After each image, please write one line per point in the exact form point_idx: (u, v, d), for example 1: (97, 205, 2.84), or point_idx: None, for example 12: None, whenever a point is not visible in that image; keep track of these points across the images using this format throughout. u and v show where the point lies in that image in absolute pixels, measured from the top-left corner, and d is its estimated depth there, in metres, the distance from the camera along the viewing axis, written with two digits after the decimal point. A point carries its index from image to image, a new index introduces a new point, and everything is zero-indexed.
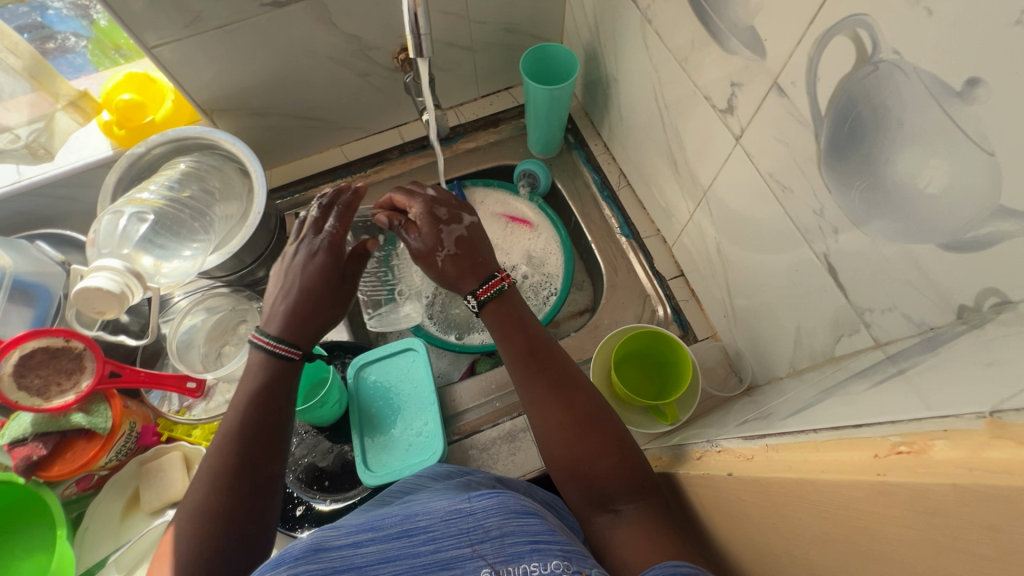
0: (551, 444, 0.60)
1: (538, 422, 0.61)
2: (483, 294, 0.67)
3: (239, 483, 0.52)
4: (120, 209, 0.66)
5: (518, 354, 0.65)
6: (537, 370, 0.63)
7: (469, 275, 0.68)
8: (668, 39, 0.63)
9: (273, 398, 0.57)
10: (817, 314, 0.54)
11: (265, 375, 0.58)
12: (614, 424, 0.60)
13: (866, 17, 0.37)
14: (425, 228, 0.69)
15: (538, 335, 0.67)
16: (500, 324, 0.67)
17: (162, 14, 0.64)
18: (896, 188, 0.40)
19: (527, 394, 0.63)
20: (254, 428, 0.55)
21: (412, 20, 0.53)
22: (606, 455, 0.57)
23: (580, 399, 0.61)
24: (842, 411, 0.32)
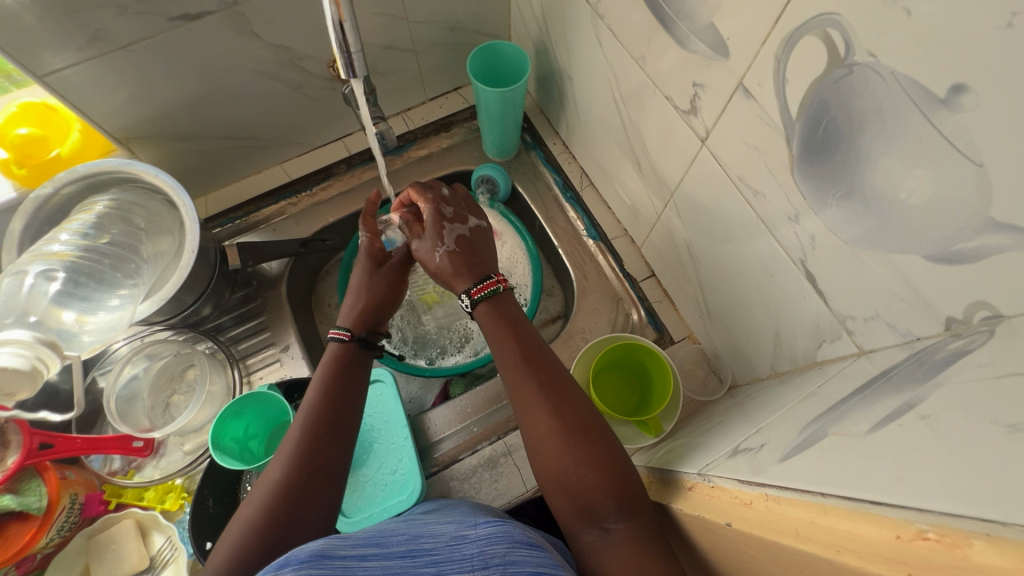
0: (539, 454, 0.55)
1: (526, 426, 0.56)
2: (477, 293, 0.64)
3: (314, 473, 0.54)
4: (23, 269, 0.58)
5: (508, 357, 0.60)
6: (526, 374, 0.58)
7: (463, 275, 0.67)
8: (621, 36, 0.60)
9: (346, 395, 0.60)
10: (797, 319, 0.52)
11: (340, 372, 0.62)
12: (605, 433, 0.54)
13: (837, 16, 0.34)
14: (429, 226, 0.69)
15: (531, 337, 0.62)
16: (492, 327, 0.63)
17: (51, 37, 0.56)
18: (875, 197, 0.37)
19: (518, 398, 0.58)
20: (328, 421, 0.57)
21: (339, 35, 0.46)
22: (595, 467, 0.51)
23: (570, 404, 0.56)
24: (845, 457, 0.29)
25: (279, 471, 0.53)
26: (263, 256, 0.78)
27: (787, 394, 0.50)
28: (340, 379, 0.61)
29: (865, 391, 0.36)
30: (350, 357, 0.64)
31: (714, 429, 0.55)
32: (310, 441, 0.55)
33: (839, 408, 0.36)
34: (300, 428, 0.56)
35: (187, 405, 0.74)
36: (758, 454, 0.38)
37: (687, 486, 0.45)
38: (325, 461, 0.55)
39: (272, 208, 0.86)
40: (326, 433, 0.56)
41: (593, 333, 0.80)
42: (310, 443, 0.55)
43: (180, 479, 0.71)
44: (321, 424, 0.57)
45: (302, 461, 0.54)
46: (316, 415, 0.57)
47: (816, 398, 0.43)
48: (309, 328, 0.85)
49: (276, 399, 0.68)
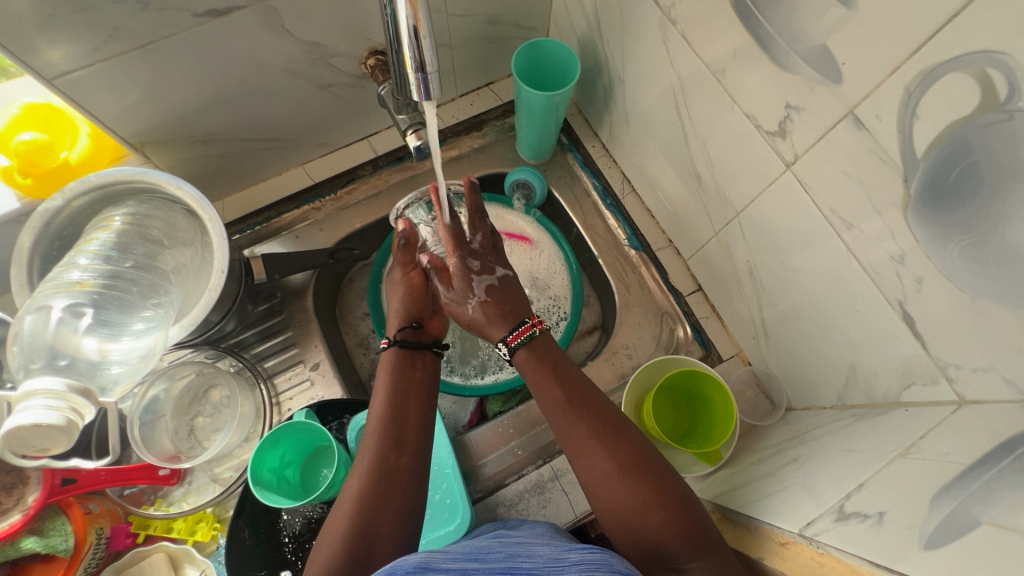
0: (598, 498, 0.51)
1: (580, 468, 0.53)
2: (514, 340, 0.60)
3: (396, 480, 0.51)
4: (45, 304, 0.53)
5: (551, 395, 0.57)
6: (573, 413, 0.55)
7: (498, 324, 0.62)
8: (695, 43, 0.55)
9: (414, 398, 0.58)
10: (882, 357, 0.50)
11: (403, 376, 0.59)
12: (664, 470, 0.51)
13: (1001, 56, 0.31)
14: (456, 278, 0.64)
15: (571, 373, 0.58)
16: (530, 365, 0.59)
17: (63, 34, 0.49)
18: (1017, 253, 0.34)
19: (566, 439, 0.55)
20: (400, 425, 0.55)
21: (414, 49, 0.39)
22: (660, 508, 0.48)
23: (624, 443, 0.53)
24: (1019, 559, 0.27)
25: (362, 480, 0.51)
26: (290, 268, 0.73)
27: (874, 438, 0.47)
28: (404, 382, 0.59)
29: (1001, 463, 0.34)
30: (408, 368, 0.61)
31: (786, 467, 0.53)
32: (387, 448, 0.53)
33: (972, 480, 0.34)
34: (373, 435, 0.54)
35: (215, 427, 0.71)
36: (880, 525, 0.35)
37: (780, 541, 0.43)
38: (405, 468, 0.53)
39: (294, 213, 0.80)
40: (401, 438, 0.54)
41: (637, 349, 0.77)
42: (388, 449, 0.53)
43: (211, 508, 0.67)
44: (394, 429, 0.55)
45: (382, 469, 0.52)
46: (388, 421, 0.55)
47: (924, 454, 0.40)
48: (336, 342, 0.81)
49: (313, 427, 0.64)
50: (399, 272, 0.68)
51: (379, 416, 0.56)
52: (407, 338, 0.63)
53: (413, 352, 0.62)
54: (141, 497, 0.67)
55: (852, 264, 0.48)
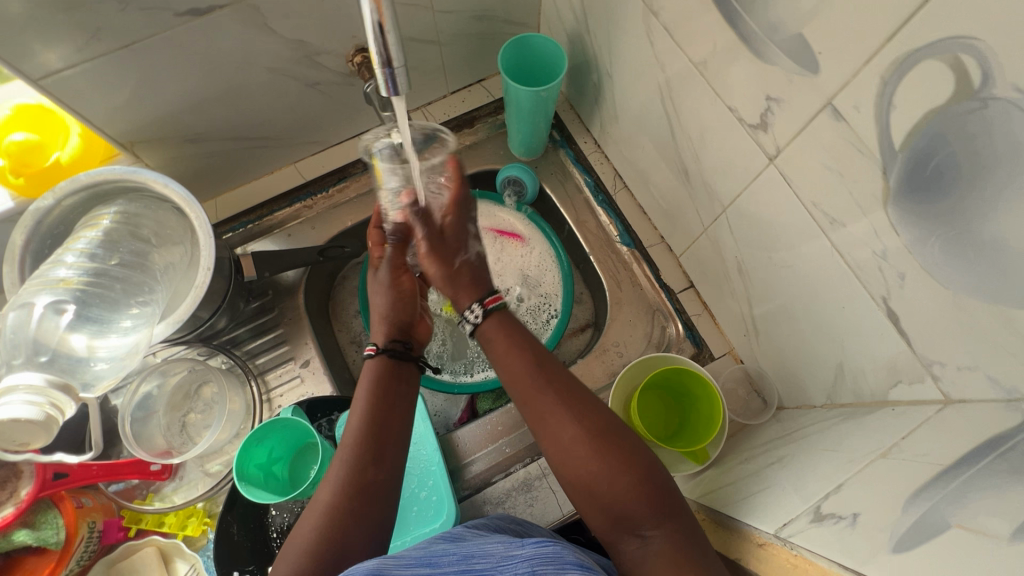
0: (563, 465, 0.51)
1: (547, 437, 0.52)
2: (490, 305, 0.61)
3: (368, 497, 0.51)
4: (28, 301, 0.53)
5: (516, 366, 0.56)
6: (539, 383, 0.55)
7: (471, 287, 0.63)
8: (677, 35, 0.54)
9: (395, 409, 0.57)
10: (868, 355, 0.49)
11: (385, 387, 0.58)
12: (631, 437, 0.51)
13: (973, 41, 0.30)
14: (450, 228, 0.65)
15: (537, 345, 0.58)
16: (496, 341, 0.59)
17: (47, 34, 0.50)
18: (996, 246, 0.33)
19: (532, 409, 0.54)
20: (381, 441, 0.54)
21: (379, 44, 0.39)
22: (627, 472, 0.48)
23: (590, 412, 0.52)
24: (984, 561, 0.26)
25: (335, 494, 0.50)
26: (279, 266, 0.74)
27: (858, 438, 0.46)
28: (387, 395, 0.58)
29: (978, 464, 0.33)
30: (391, 379, 0.60)
31: (772, 466, 0.52)
32: (364, 463, 0.52)
33: (948, 481, 0.33)
34: (350, 449, 0.53)
35: (206, 424, 0.71)
36: (853, 526, 0.34)
37: (758, 543, 0.42)
38: (381, 484, 0.52)
39: (286, 211, 0.80)
40: (380, 453, 0.54)
41: (628, 347, 0.77)
42: (365, 465, 0.52)
43: (201, 503, 0.67)
44: (374, 445, 0.54)
45: (356, 485, 0.51)
46: (369, 434, 0.54)
47: (904, 454, 0.39)
48: (328, 339, 0.81)
49: (300, 424, 0.64)
50: (389, 274, 0.68)
51: (358, 430, 0.55)
52: (396, 349, 0.62)
53: (401, 364, 0.61)
54: (133, 491, 0.68)
55: (836, 260, 0.47)
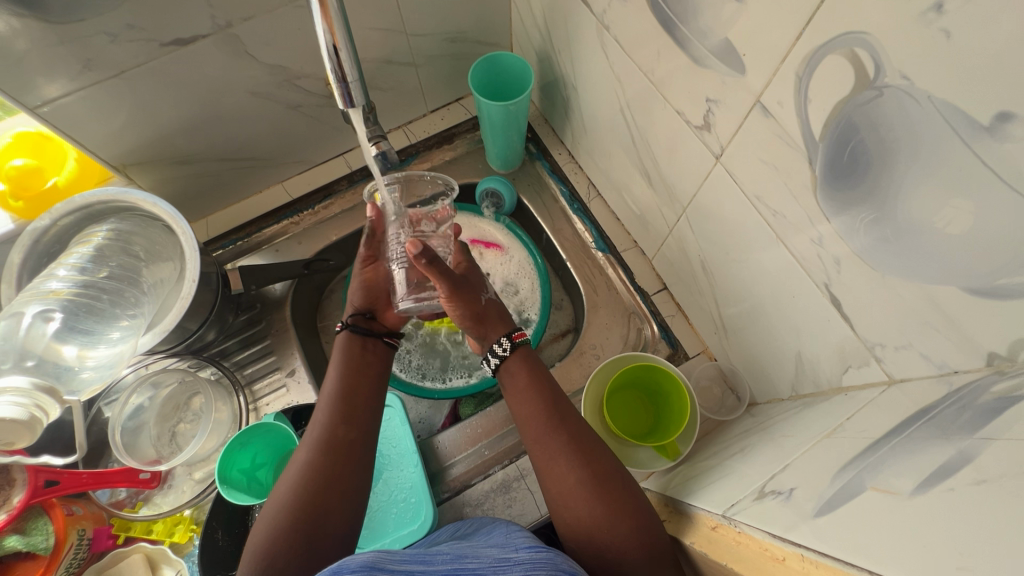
0: (565, 508, 0.53)
1: (552, 478, 0.55)
2: (517, 338, 0.64)
3: (338, 453, 0.56)
4: (20, 309, 0.57)
5: (530, 409, 0.59)
6: (550, 426, 0.57)
7: (498, 324, 0.66)
8: (627, 46, 0.58)
9: (365, 378, 0.62)
10: (821, 342, 0.50)
11: (354, 362, 0.63)
12: (631, 485, 0.53)
13: (863, 35, 0.32)
14: (469, 270, 0.67)
15: (552, 387, 0.61)
16: (513, 382, 0.62)
17: (41, 65, 0.54)
18: (910, 225, 0.35)
19: (540, 450, 0.57)
20: (350, 402, 0.59)
21: (335, 63, 0.44)
22: (625, 519, 0.50)
23: (596, 456, 0.55)
24: (890, 518, 0.27)
25: (309, 451, 0.55)
26: (265, 279, 0.76)
27: (813, 422, 0.47)
28: (355, 365, 0.63)
29: (904, 434, 0.34)
30: (358, 350, 0.64)
31: (737, 456, 0.53)
32: (336, 423, 0.57)
33: (877, 451, 0.34)
34: (324, 410, 0.58)
35: (194, 433, 0.73)
36: (789, 499, 0.36)
37: (711, 525, 0.43)
38: (349, 441, 0.57)
39: (274, 228, 0.84)
40: (350, 415, 0.58)
41: (606, 349, 0.78)
42: (336, 423, 0.57)
43: (189, 510, 0.69)
44: (345, 406, 0.59)
45: (328, 441, 0.56)
46: (339, 398, 0.59)
47: (847, 433, 0.40)
48: (315, 350, 0.84)
49: (282, 429, 0.67)
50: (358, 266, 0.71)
51: (327, 396, 0.60)
52: (358, 324, 0.66)
53: (364, 339, 0.65)
54: (123, 500, 0.70)
55: (783, 251, 0.49)
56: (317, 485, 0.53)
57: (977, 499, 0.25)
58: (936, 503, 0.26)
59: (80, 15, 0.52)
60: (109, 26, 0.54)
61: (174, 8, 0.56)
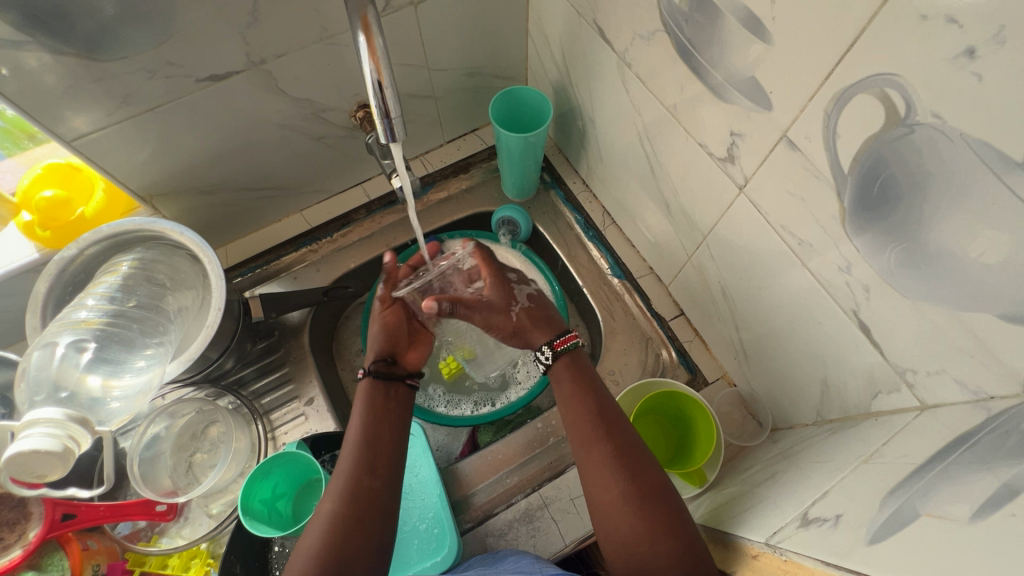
0: (607, 520, 0.53)
1: (595, 488, 0.55)
2: (560, 345, 0.64)
3: (364, 505, 0.53)
4: (53, 340, 0.57)
5: (579, 417, 0.58)
6: (596, 437, 0.56)
7: (543, 329, 0.66)
8: (647, 80, 0.60)
9: (389, 424, 0.60)
10: (848, 368, 0.51)
11: (375, 407, 0.60)
12: (677, 502, 0.53)
13: (894, 77, 0.34)
14: (493, 286, 0.67)
15: (604, 396, 0.60)
16: (564, 383, 0.61)
17: (82, 99, 0.56)
18: (944, 255, 0.36)
19: (585, 460, 0.56)
20: (373, 450, 0.57)
21: (379, 99, 0.47)
22: (668, 538, 0.49)
23: (644, 470, 0.54)
24: (952, 544, 0.28)
25: (334, 505, 0.53)
26: (286, 306, 0.77)
27: (845, 449, 0.47)
28: (378, 411, 0.60)
29: (949, 463, 0.34)
30: (379, 392, 0.61)
31: (766, 484, 0.53)
32: (362, 472, 0.55)
33: (921, 478, 0.35)
34: (348, 456, 0.56)
35: (211, 463, 0.72)
36: (835, 527, 0.36)
37: (753, 554, 0.43)
38: (377, 492, 0.55)
39: (293, 255, 0.85)
40: (376, 461, 0.56)
41: (624, 374, 0.78)
42: (360, 473, 0.55)
43: (205, 543, 0.68)
44: (370, 456, 0.56)
45: (356, 494, 0.54)
46: (363, 445, 0.57)
47: (885, 458, 0.41)
48: (332, 377, 0.84)
49: (303, 458, 0.66)
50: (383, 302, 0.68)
51: (351, 441, 0.57)
52: (382, 369, 0.63)
53: (387, 385, 0.62)
54: (138, 533, 0.68)
55: (808, 278, 0.50)
56: (349, 530, 0.51)
57: None
58: (992, 530, 0.27)
59: (122, 53, 0.54)
60: (148, 63, 0.56)
61: (210, 45, 0.57)
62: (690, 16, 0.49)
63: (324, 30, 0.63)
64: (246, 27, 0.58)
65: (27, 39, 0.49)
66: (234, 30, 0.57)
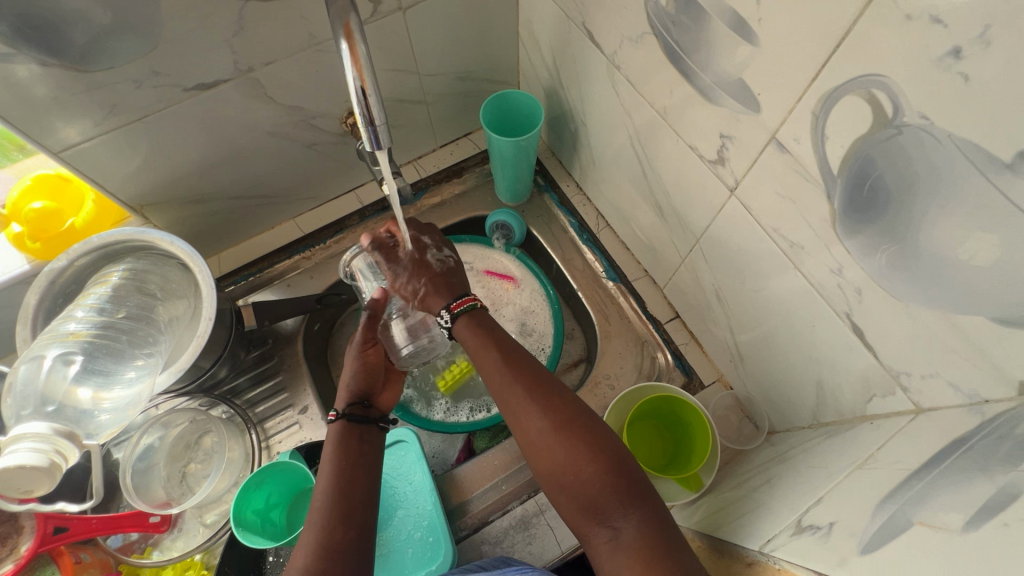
0: (535, 457, 0.53)
1: (519, 429, 0.55)
2: (456, 308, 0.63)
3: (340, 558, 0.51)
4: (40, 353, 0.57)
5: (489, 363, 0.58)
6: (510, 377, 0.57)
7: (441, 293, 0.64)
8: (637, 83, 0.60)
9: (362, 469, 0.58)
10: (843, 371, 0.50)
11: (345, 454, 0.58)
12: (597, 424, 0.52)
13: (882, 78, 0.34)
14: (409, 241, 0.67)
15: (508, 342, 0.60)
16: (469, 335, 0.61)
17: (70, 111, 0.56)
18: (935, 257, 0.35)
19: (505, 401, 0.57)
20: (348, 500, 0.55)
21: (363, 106, 0.46)
22: (589, 460, 0.50)
23: (558, 403, 0.54)
24: (947, 553, 0.27)
25: (307, 559, 0.50)
26: (279, 315, 0.76)
27: (841, 453, 0.47)
28: (350, 458, 0.58)
29: (943, 470, 0.33)
30: (352, 441, 0.60)
31: (761, 489, 0.52)
32: (334, 524, 0.53)
33: (914, 485, 0.34)
34: (319, 509, 0.54)
35: (205, 474, 0.72)
36: (829, 535, 0.35)
37: (747, 562, 0.42)
38: (349, 544, 0.53)
39: (286, 263, 0.85)
40: (349, 512, 0.54)
41: (619, 378, 0.78)
42: (334, 525, 0.53)
43: (199, 555, 0.67)
44: (342, 506, 0.54)
45: (330, 548, 0.51)
46: (337, 497, 0.55)
47: (879, 464, 0.40)
48: (326, 385, 0.83)
49: (297, 468, 0.66)
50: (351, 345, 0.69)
51: (322, 492, 0.55)
52: (354, 412, 0.62)
53: (362, 428, 0.61)
54: (131, 546, 0.68)
55: (800, 280, 0.50)
56: None
57: None
58: (985, 541, 0.26)
59: (108, 64, 0.54)
60: (135, 73, 0.56)
61: (198, 54, 0.57)
62: (677, 18, 0.48)
63: (312, 37, 0.62)
64: (233, 35, 0.57)
65: (12, 51, 0.48)
66: (221, 38, 0.57)
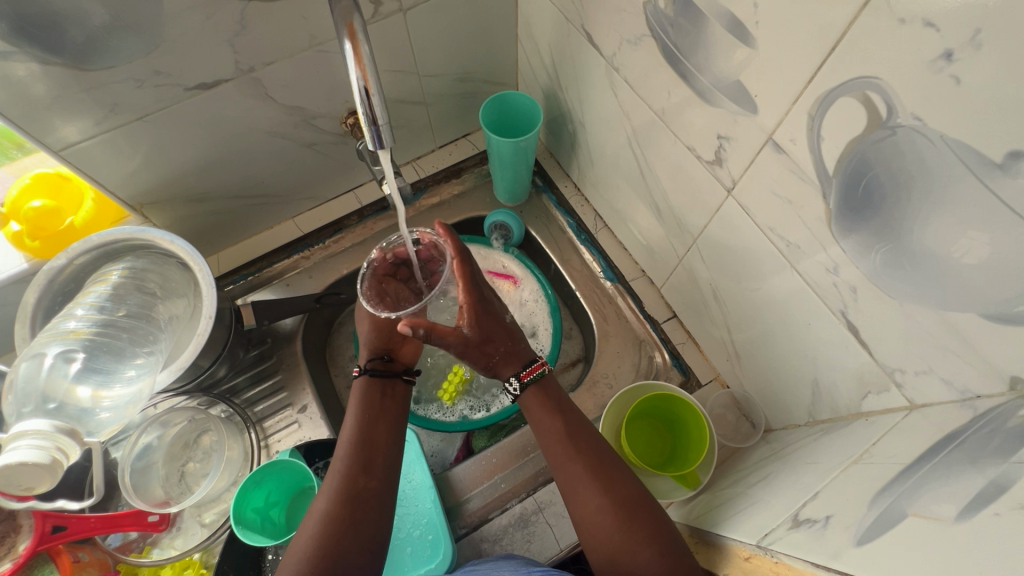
0: (590, 533, 0.53)
1: (575, 504, 0.55)
2: (527, 376, 0.62)
3: (363, 505, 0.53)
4: (41, 351, 0.57)
5: (551, 434, 0.59)
6: (574, 451, 0.57)
7: (508, 362, 0.62)
8: (636, 84, 0.60)
9: (385, 421, 0.60)
10: (837, 368, 0.51)
11: (370, 409, 0.60)
12: (655, 509, 0.53)
13: (876, 80, 0.35)
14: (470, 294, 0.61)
15: (574, 414, 0.60)
16: (537, 405, 0.61)
17: (71, 108, 0.56)
18: (928, 254, 0.36)
19: (563, 475, 0.57)
20: (371, 451, 0.57)
21: (366, 106, 0.47)
22: (648, 545, 0.50)
23: (619, 482, 0.55)
24: (938, 543, 0.28)
25: (329, 503, 0.53)
26: (278, 314, 0.76)
27: (837, 448, 0.47)
28: (374, 409, 0.60)
29: (937, 464, 0.34)
30: (376, 394, 0.62)
31: (758, 485, 0.53)
32: (355, 472, 0.55)
33: (909, 477, 0.35)
34: (342, 458, 0.55)
35: (204, 472, 0.72)
36: (825, 529, 0.36)
37: (745, 556, 0.43)
38: (370, 492, 0.54)
39: (285, 262, 0.85)
40: (369, 463, 0.56)
41: (617, 377, 0.79)
42: (355, 473, 0.55)
43: (198, 554, 0.67)
44: (364, 453, 0.56)
45: (350, 495, 0.53)
46: (359, 448, 0.57)
47: (874, 459, 0.41)
48: (326, 384, 0.83)
49: (297, 465, 0.65)
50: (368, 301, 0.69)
51: (343, 443, 0.57)
52: (377, 368, 0.64)
53: (386, 382, 0.63)
54: (129, 545, 0.68)
55: (797, 280, 0.50)
56: (341, 533, 0.51)
57: (1018, 524, 0.26)
58: (977, 530, 0.27)
59: (110, 62, 0.54)
60: (136, 72, 0.56)
61: (199, 54, 0.57)
62: (676, 21, 0.49)
63: (313, 37, 0.63)
64: (235, 35, 0.58)
65: (13, 50, 0.49)
66: (222, 38, 0.57)
